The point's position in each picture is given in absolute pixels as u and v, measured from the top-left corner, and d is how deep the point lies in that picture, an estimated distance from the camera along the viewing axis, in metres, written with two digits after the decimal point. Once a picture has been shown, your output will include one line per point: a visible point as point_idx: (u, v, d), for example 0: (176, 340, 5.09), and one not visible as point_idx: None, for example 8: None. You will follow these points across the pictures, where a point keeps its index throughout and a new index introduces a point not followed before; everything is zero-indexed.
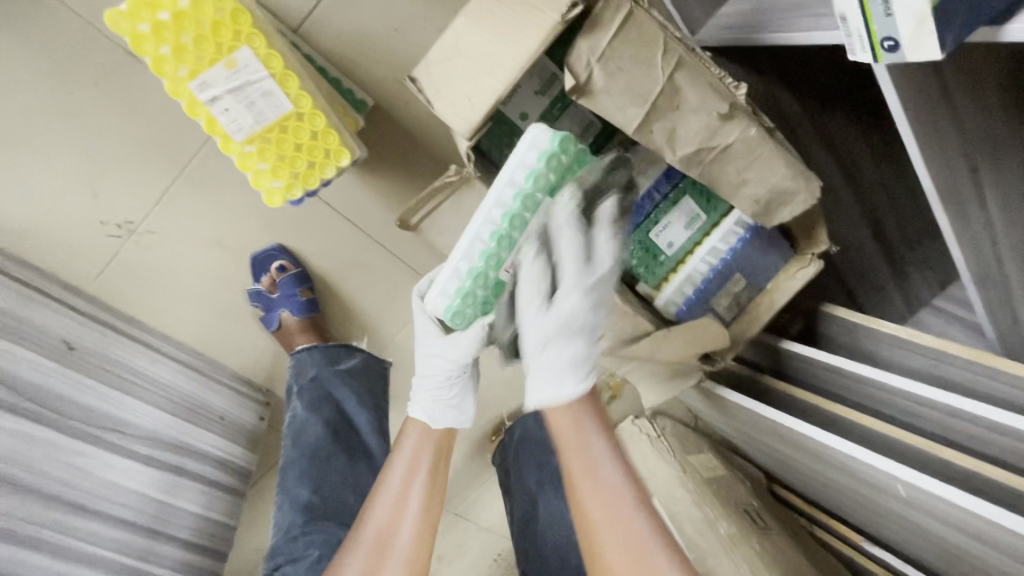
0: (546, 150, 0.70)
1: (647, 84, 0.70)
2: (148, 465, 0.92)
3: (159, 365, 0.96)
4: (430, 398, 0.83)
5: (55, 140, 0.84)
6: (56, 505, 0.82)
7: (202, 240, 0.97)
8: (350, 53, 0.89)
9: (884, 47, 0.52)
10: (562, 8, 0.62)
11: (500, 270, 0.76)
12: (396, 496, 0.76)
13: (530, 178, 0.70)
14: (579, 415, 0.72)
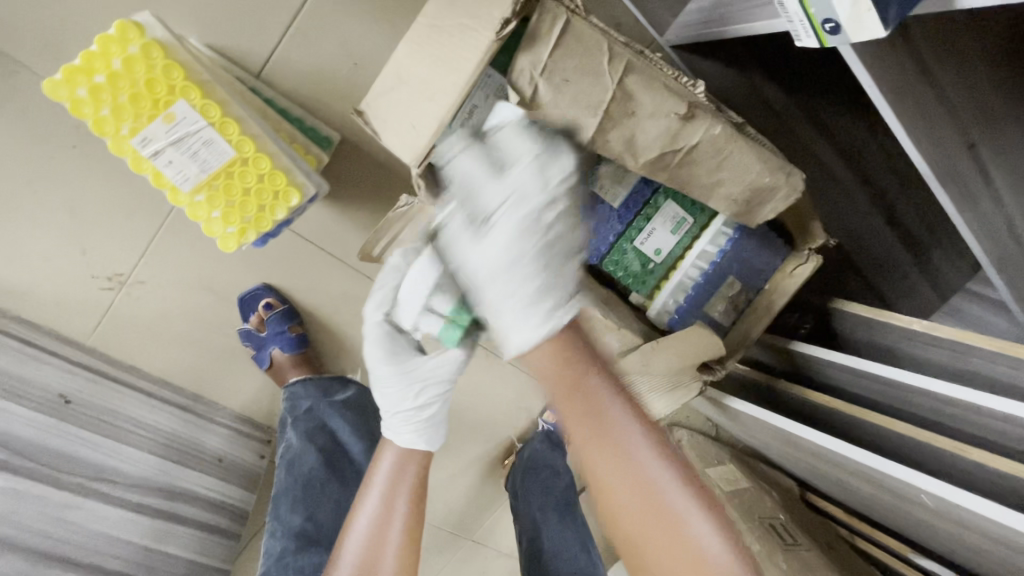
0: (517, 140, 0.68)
1: (597, 93, 0.67)
2: (138, 513, 0.97)
3: (154, 411, 1.00)
4: (417, 423, 0.81)
5: (43, 204, 0.88)
6: (45, 558, 0.90)
7: (190, 286, 0.98)
8: (314, 90, 0.90)
9: (827, 30, 0.49)
10: (495, 27, 0.61)
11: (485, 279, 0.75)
12: (376, 528, 0.74)
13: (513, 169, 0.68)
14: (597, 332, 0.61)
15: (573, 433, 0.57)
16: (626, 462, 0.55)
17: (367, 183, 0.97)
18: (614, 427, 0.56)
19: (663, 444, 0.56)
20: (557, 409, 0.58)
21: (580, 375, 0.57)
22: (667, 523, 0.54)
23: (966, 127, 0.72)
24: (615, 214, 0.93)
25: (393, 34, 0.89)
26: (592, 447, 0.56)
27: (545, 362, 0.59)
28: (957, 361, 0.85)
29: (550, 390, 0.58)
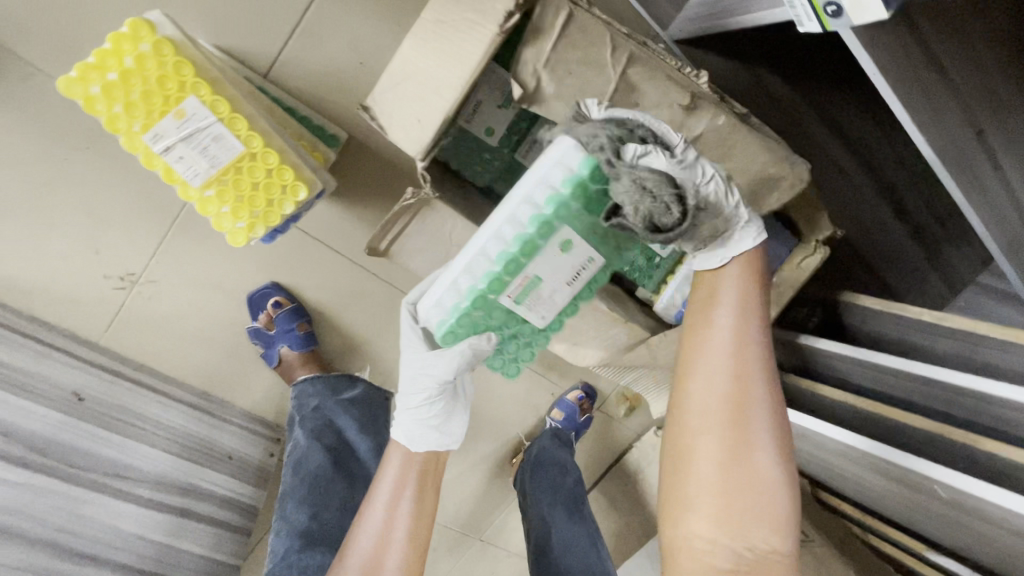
0: (574, 172, 0.63)
1: (600, 85, 0.68)
2: (151, 508, 0.99)
3: (166, 408, 1.01)
4: (413, 419, 0.83)
5: (58, 205, 0.90)
6: (60, 553, 0.91)
7: (200, 285, 0.99)
8: (321, 89, 0.91)
9: (828, 13, 0.49)
10: (500, 20, 0.62)
11: (500, 296, 0.71)
12: (384, 524, 0.79)
13: (569, 184, 0.64)
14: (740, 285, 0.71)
15: (706, 356, 0.69)
16: (747, 406, 0.66)
17: (374, 181, 0.98)
18: (751, 374, 0.67)
19: (781, 424, 0.67)
20: (700, 331, 0.70)
21: (748, 325, 0.69)
22: (742, 466, 0.65)
23: (973, 113, 0.72)
24: None
25: (399, 33, 0.90)
26: (721, 378, 0.67)
27: (739, 312, 0.69)
28: (969, 351, 0.84)
29: (720, 322, 0.69)
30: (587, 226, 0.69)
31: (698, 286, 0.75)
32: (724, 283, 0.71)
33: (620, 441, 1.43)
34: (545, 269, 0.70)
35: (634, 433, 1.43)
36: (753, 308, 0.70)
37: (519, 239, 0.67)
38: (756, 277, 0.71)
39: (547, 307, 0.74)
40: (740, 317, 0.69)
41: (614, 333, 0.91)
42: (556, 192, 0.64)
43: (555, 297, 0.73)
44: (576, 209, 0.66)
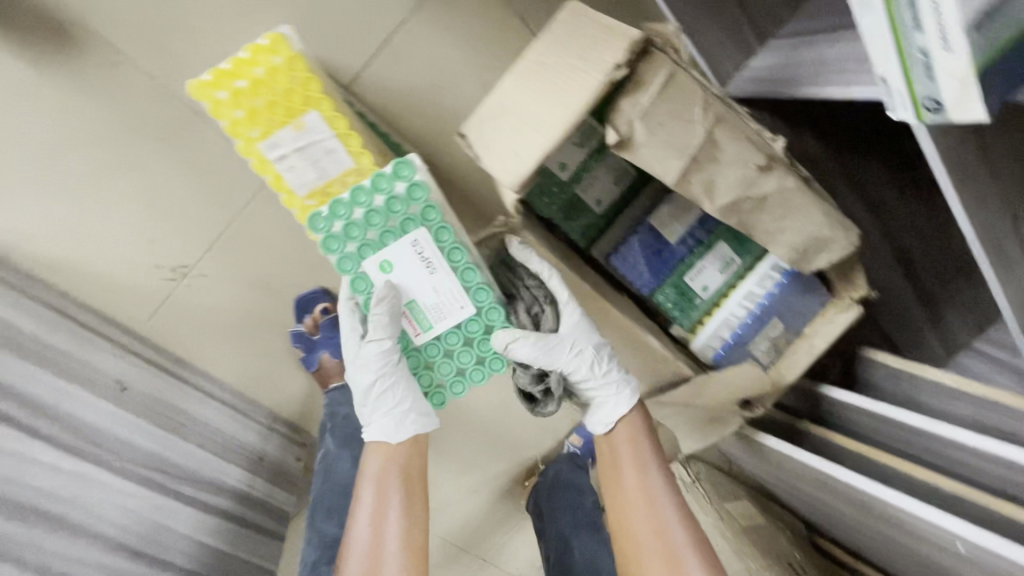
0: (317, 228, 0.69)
1: (687, 138, 0.72)
2: (197, 508, 0.95)
3: (166, 385, 0.97)
4: (382, 416, 0.84)
5: (123, 192, 0.90)
6: (113, 550, 0.85)
7: (249, 283, 1.00)
8: (399, 108, 0.93)
9: (927, 108, 0.54)
10: (606, 70, 0.66)
11: (371, 268, 0.72)
12: (374, 536, 0.79)
13: (328, 238, 0.70)
14: (634, 432, 0.86)
15: (627, 504, 0.81)
16: (662, 533, 0.76)
17: None
18: (657, 503, 0.79)
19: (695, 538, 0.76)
20: (612, 480, 0.83)
21: (646, 465, 0.83)
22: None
23: (1013, 200, 0.78)
24: (671, 249, 0.99)
25: (480, 65, 0.94)
26: (642, 518, 0.78)
27: (632, 455, 0.84)
28: (986, 416, 0.90)
29: (623, 468, 0.83)
30: (411, 217, 0.71)
31: (603, 437, 0.89)
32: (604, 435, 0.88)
33: None
34: (394, 253, 0.71)
35: None
36: (643, 449, 0.85)
37: (348, 268, 0.72)
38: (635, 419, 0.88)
39: (417, 286, 0.72)
40: (638, 464, 0.83)
41: (656, 370, 0.94)
42: (330, 235, 0.70)
43: (415, 269, 0.72)
44: (354, 228, 0.70)
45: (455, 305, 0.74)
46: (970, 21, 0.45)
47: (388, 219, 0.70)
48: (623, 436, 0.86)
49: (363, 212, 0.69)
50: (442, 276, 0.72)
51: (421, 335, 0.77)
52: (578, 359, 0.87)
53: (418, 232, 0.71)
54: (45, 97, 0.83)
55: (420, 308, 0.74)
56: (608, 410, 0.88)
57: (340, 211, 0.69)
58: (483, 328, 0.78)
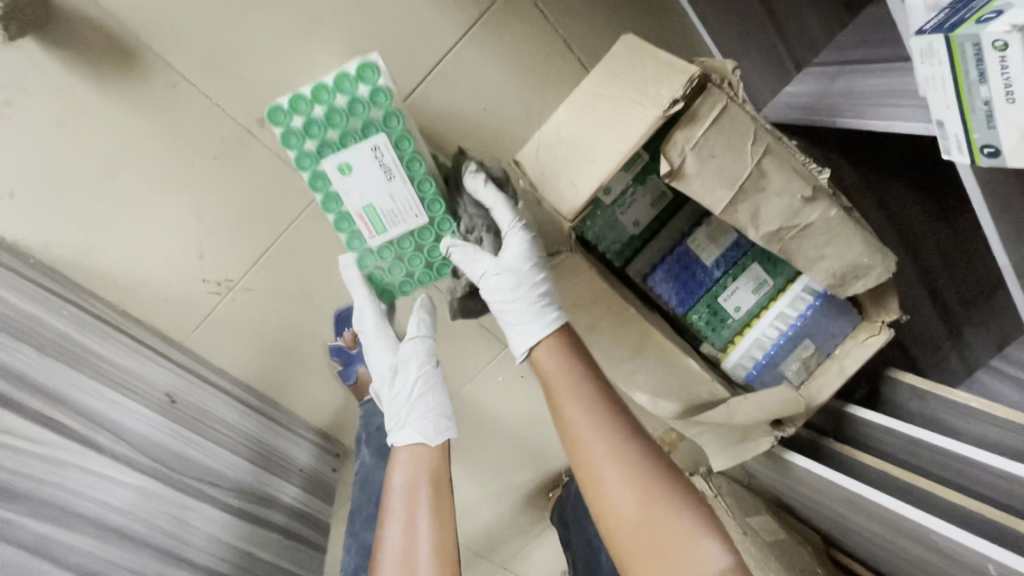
0: (276, 119, 0.66)
1: (737, 169, 0.74)
2: (237, 517, 0.98)
3: (187, 386, 0.97)
4: (422, 418, 0.90)
5: (174, 209, 0.92)
6: (157, 558, 0.88)
7: (292, 297, 1.02)
8: (444, 129, 0.95)
9: (984, 153, 0.56)
10: (663, 104, 0.68)
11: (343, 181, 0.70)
12: (404, 542, 0.78)
13: (287, 133, 0.66)
14: (562, 355, 0.79)
15: (586, 451, 0.72)
16: (630, 474, 0.69)
17: None
18: (617, 441, 0.71)
19: (660, 474, 0.69)
20: (564, 425, 0.74)
21: (592, 397, 0.74)
22: (644, 519, 0.66)
23: None
24: (706, 271, 1.01)
25: (525, 89, 0.96)
26: (602, 462, 0.70)
27: (577, 397, 0.74)
28: (1015, 440, 0.91)
29: (574, 415, 0.73)
30: (373, 122, 0.68)
31: (545, 381, 0.79)
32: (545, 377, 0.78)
33: None
34: (351, 155, 0.68)
35: None
36: (585, 387, 0.75)
37: (303, 166, 0.69)
38: (571, 360, 0.78)
39: (373, 191, 0.70)
40: (581, 397, 0.74)
41: (691, 389, 0.95)
42: (289, 130, 0.66)
43: (372, 172, 0.69)
44: (315, 128, 0.67)
45: (411, 216, 0.73)
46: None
47: (348, 117, 0.67)
48: (558, 369, 0.78)
49: (324, 110, 0.66)
50: (400, 186, 0.70)
51: (377, 238, 0.74)
52: (497, 278, 0.84)
53: (379, 137, 0.68)
54: (106, 117, 0.84)
55: (376, 212, 0.71)
56: (521, 332, 0.82)
57: (300, 107, 0.66)
58: (437, 236, 0.78)
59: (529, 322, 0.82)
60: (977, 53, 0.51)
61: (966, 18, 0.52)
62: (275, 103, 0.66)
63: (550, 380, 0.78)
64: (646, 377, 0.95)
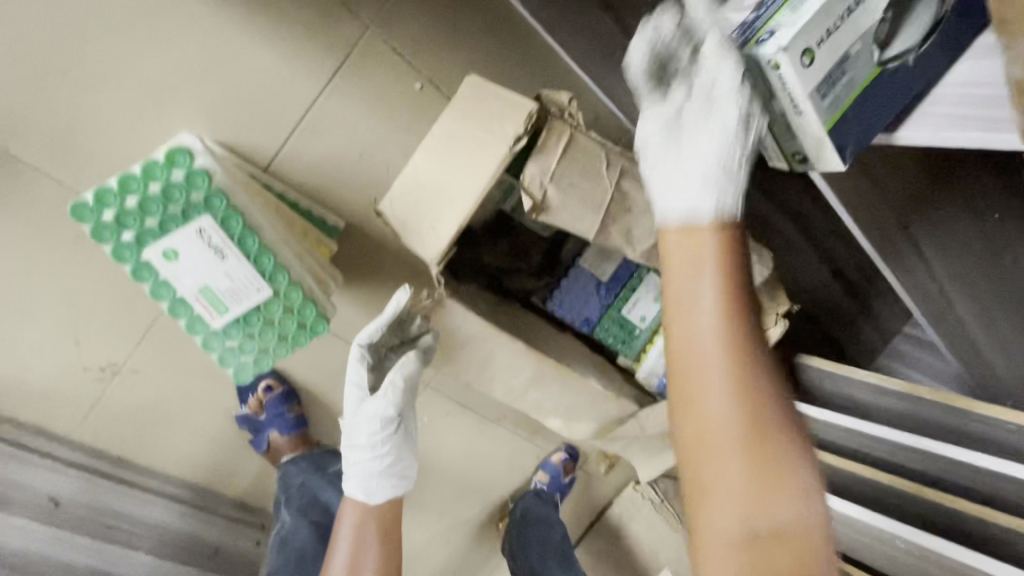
0: (79, 215, 0.61)
1: (596, 194, 0.75)
2: None
3: (96, 494, 0.94)
4: (362, 477, 0.88)
5: (40, 299, 0.87)
6: None
7: (188, 371, 0.97)
8: (322, 180, 0.94)
9: (796, 157, 0.60)
10: (509, 141, 0.69)
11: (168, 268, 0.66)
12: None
13: (96, 226, 0.62)
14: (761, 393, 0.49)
15: (704, 408, 0.50)
16: (759, 458, 0.47)
17: (370, 265, 1.00)
18: (762, 434, 0.48)
19: (803, 506, 0.47)
20: (683, 349, 0.51)
21: (766, 415, 0.49)
22: (761, 525, 0.47)
23: (901, 209, 0.81)
24: (602, 287, 0.98)
25: (400, 132, 0.96)
26: (720, 418, 0.49)
27: (725, 307, 0.50)
28: None
29: (701, 325, 0.50)
30: (195, 205, 0.66)
31: (673, 374, 0.52)
32: (676, 263, 0.53)
33: (601, 498, 1.44)
34: (175, 241, 0.65)
35: (614, 488, 1.44)
36: (742, 307, 0.51)
37: (123, 258, 0.64)
38: (735, 272, 0.51)
39: (206, 273, 0.67)
40: (733, 379, 0.49)
41: (603, 409, 0.95)
42: (97, 223, 0.62)
43: (202, 255, 0.67)
44: (129, 218, 0.63)
45: (251, 292, 0.70)
46: (813, 86, 0.51)
47: (166, 205, 0.64)
48: (708, 351, 0.50)
49: (136, 200, 0.63)
50: (234, 263, 0.68)
51: (219, 319, 0.70)
52: (361, 434, 0.87)
53: (202, 219, 0.66)
54: None
55: (214, 293, 0.68)
56: (353, 479, 0.88)
57: (109, 199, 0.62)
58: (288, 309, 0.73)
59: (368, 478, 0.88)
60: (767, 72, 0.53)
61: (752, 36, 0.54)
62: (75, 199, 0.62)
63: (675, 350, 0.52)
64: (556, 403, 0.95)
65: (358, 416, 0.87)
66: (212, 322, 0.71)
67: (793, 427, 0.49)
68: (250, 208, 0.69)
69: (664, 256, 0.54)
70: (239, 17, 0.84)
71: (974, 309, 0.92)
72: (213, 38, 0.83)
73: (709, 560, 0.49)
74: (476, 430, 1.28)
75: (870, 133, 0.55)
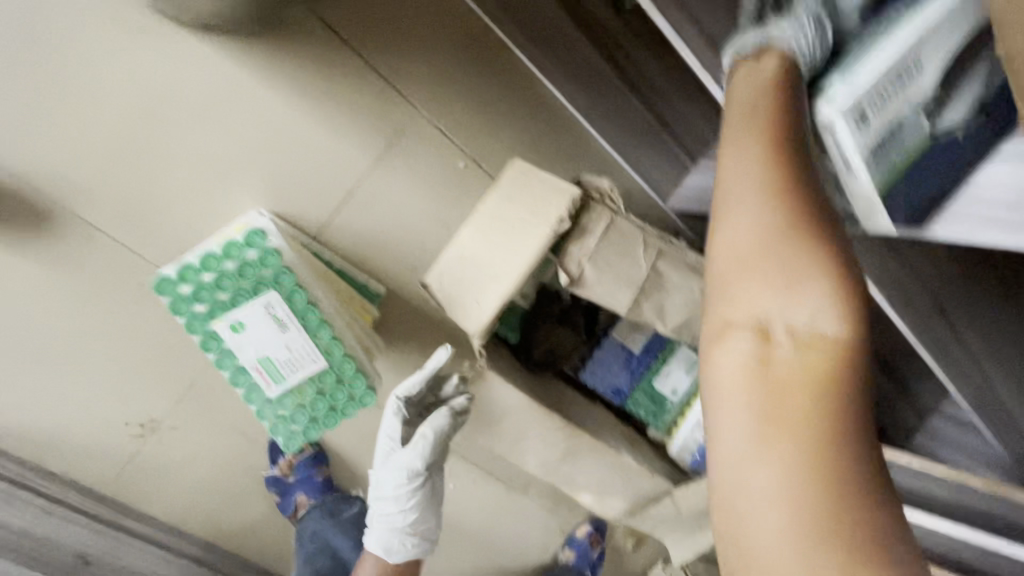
0: (162, 287, 0.67)
1: (633, 272, 0.78)
2: None
3: (114, 545, 0.95)
4: (385, 529, 0.91)
5: (93, 356, 0.91)
6: None
7: (223, 430, 0.99)
8: (366, 249, 0.99)
9: None
10: (552, 223, 0.73)
11: (233, 338, 0.70)
12: None
13: (175, 298, 0.68)
14: (794, 261, 0.36)
15: (731, 270, 0.38)
16: (796, 311, 0.36)
17: (405, 329, 1.03)
18: (801, 271, 0.36)
19: (846, 362, 0.34)
20: (727, 186, 0.41)
21: (812, 273, 0.36)
22: (782, 386, 0.35)
23: (936, 291, 0.78)
24: (634, 357, 1.00)
25: (441, 205, 1.02)
26: (761, 248, 0.37)
27: (773, 129, 0.41)
28: None
29: (747, 166, 0.40)
30: (263, 280, 0.70)
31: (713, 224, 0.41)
32: (739, 101, 0.43)
33: None
34: (243, 313, 0.70)
35: (642, 566, 1.38)
36: (792, 124, 0.42)
37: (195, 329, 0.69)
38: (783, 100, 0.42)
39: (268, 344, 0.71)
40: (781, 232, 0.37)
41: (635, 484, 0.93)
42: (178, 295, 0.68)
43: (267, 327, 0.71)
44: (204, 291, 0.69)
45: (307, 361, 0.73)
46: (871, 149, 0.50)
47: (238, 280, 0.69)
48: (748, 187, 0.40)
49: (213, 275, 0.69)
50: (295, 333, 0.72)
51: (276, 387, 0.73)
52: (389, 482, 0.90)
53: (268, 293, 0.70)
54: (20, 276, 0.85)
55: (274, 362, 0.72)
56: (378, 527, 0.92)
57: (189, 275, 0.68)
58: (340, 379, 0.76)
59: (391, 528, 0.91)
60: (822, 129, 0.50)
61: None
62: (161, 274, 0.68)
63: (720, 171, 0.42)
64: (588, 477, 0.93)
65: (391, 462, 0.89)
66: (268, 391, 0.74)
67: (854, 269, 0.36)
68: (312, 282, 0.73)
69: (732, 104, 0.46)
70: (302, 101, 0.91)
71: (1014, 386, 0.87)
72: (278, 120, 0.91)
73: (721, 431, 0.36)
74: (500, 499, 1.25)
75: (917, 200, 0.56)
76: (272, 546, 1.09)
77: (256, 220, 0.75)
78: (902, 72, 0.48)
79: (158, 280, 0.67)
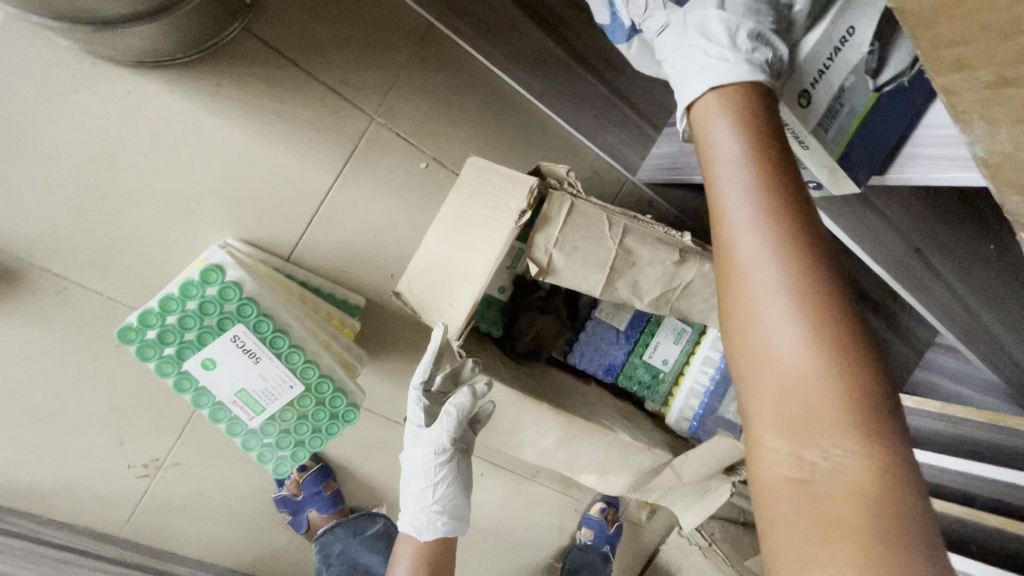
0: (126, 339, 0.67)
1: (603, 253, 0.78)
2: None
3: None
4: (417, 510, 0.85)
5: (84, 406, 0.91)
6: None
7: (225, 458, 1.00)
8: (338, 263, 0.98)
9: (812, 186, 0.63)
10: (514, 216, 0.70)
11: (206, 375, 0.71)
12: None
13: (142, 345, 0.68)
14: (819, 370, 0.40)
15: (761, 366, 0.42)
16: (816, 421, 0.40)
17: (391, 338, 1.04)
18: (829, 382, 0.39)
19: (884, 467, 0.38)
20: (733, 278, 0.44)
21: (845, 381, 0.39)
22: (824, 494, 0.39)
23: (908, 234, 0.77)
24: (622, 335, 0.99)
25: (409, 209, 1.01)
26: (782, 361, 0.41)
27: (769, 205, 0.43)
28: None
29: (752, 254, 0.43)
30: (227, 315, 0.71)
31: (730, 305, 0.45)
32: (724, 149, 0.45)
33: (647, 544, 1.41)
34: (211, 351, 0.70)
35: (659, 534, 1.41)
36: (790, 190, 0.44)
37: (167, 371, 0.70)
38: (772, 161, 0.44)
39: (241, 377, 0.72)
40: (806, 331, 0.40)
41: (635, 460, 0.93)
42: (143, 341, 0.68)
43: (238, 360, 0.71)
44: (169, 334, 0.69)
45: (285, 389, 0.74)
46: (813, 122, 0.53)
47: (199, 319, 0.69)
48: (761, 272, 0.42)
49: (175, 317, 0.68)
50: (266, 363, 0.73)
51: (256, 417, 0.75)
52: (420, 459, 0.86)
53: (234, 329, 0.71)
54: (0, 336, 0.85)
55: (250, 394, 0.73)
56: (410, 510, 0.86)
57: (151, 320, 0.68)
58: (320, 401, 0.78)
59: (424, 509, 0.85)
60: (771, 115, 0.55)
61: None
62: (122, 324, 0.67)
63: (726, 250, 0.45)
64: (588, 457, 0.94)
65: (418, 440, 0.86)
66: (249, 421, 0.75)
67: (866, 354, 0.40)
68: (277, 310, 0.74)
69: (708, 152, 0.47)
70: (251, 124, 0.90)
71: (997, 312, 0.87)
72: (231, 146, 0.90)
73: (779, 536, 0.41)
74: (510, 489, 1.27)
75: (880, 154, 0.57)
76: (292, 562, 1.10)
77: (213, 254, 0.74)
78: (832, 46, 0.51)
79: (121, 332, 0.67)
